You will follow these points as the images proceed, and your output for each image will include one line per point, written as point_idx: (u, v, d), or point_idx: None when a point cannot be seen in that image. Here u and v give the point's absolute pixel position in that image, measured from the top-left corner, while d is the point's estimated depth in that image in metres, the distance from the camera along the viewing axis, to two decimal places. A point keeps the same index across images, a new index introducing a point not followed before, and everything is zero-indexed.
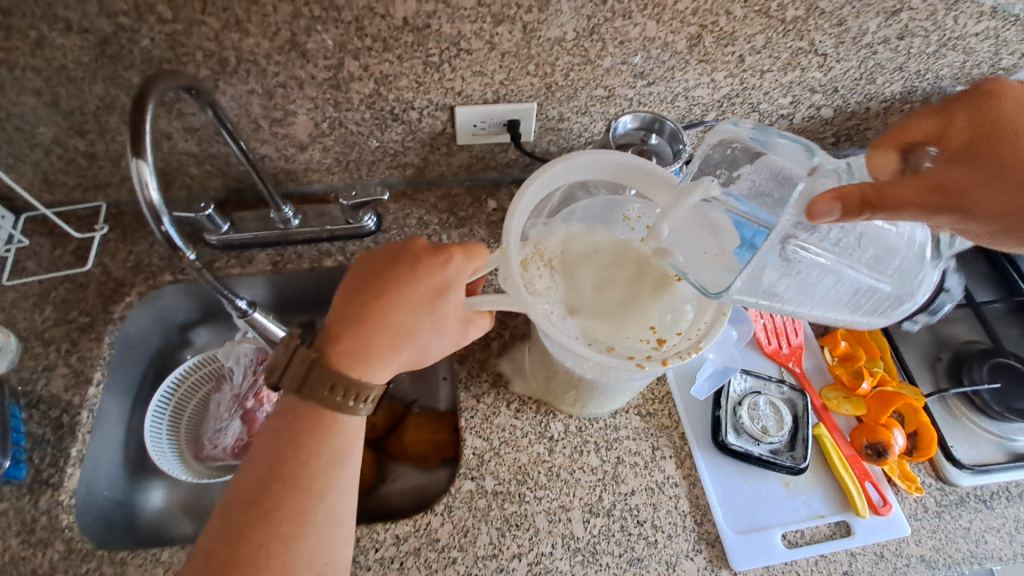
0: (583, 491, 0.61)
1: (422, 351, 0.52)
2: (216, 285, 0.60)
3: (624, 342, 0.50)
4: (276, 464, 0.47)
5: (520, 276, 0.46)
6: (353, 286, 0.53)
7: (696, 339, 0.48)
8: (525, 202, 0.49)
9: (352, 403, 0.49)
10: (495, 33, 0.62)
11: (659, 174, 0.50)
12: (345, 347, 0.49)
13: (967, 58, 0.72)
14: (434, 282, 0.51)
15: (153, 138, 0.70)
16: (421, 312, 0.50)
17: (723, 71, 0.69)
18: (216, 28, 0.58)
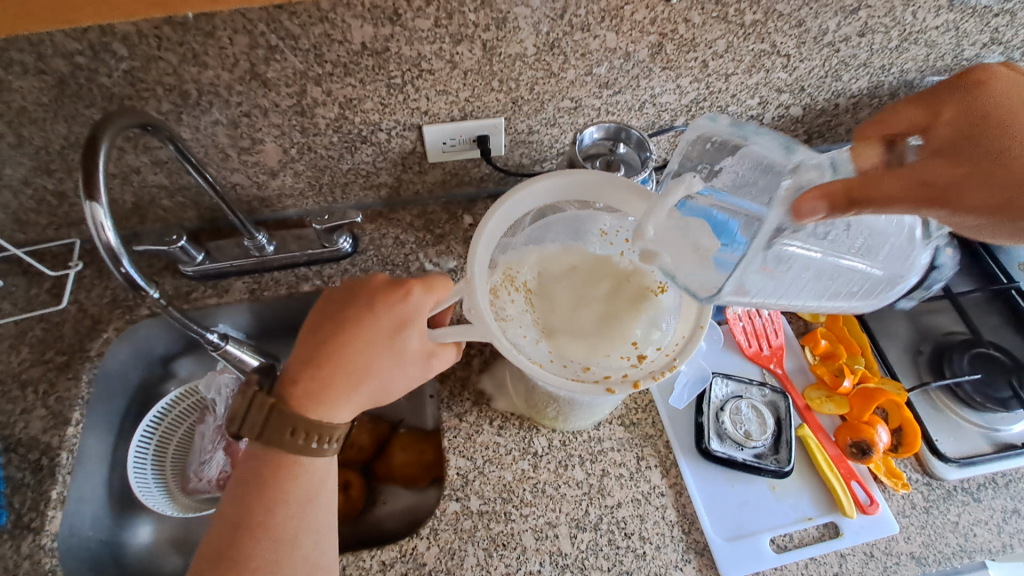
0: (569, 507, 0.60)
1: (384, 386, 0.52)
2: (182, 321, 0.61)
3: (602, 361, 0.48)
4: (242, 513, 0.48)
5: (485, 306, 0.45)
6: (314, 327, 0.53)
7: (672, 355, 0.45)
8: (491, 226, 0.47)
9: (315, 445, 0.50)
10: (455, 52, 0.62)
11: (631, 185, 0.48)
12: (304, 388, 0.50)
13: (930, 50, 0.73)
14: (393, 317, 0.51)
15: (122, 173, 0.70)
16: (379, 348, 0.51)
17: (688, 77, 0.70)
18: (175, 62, 0.58)
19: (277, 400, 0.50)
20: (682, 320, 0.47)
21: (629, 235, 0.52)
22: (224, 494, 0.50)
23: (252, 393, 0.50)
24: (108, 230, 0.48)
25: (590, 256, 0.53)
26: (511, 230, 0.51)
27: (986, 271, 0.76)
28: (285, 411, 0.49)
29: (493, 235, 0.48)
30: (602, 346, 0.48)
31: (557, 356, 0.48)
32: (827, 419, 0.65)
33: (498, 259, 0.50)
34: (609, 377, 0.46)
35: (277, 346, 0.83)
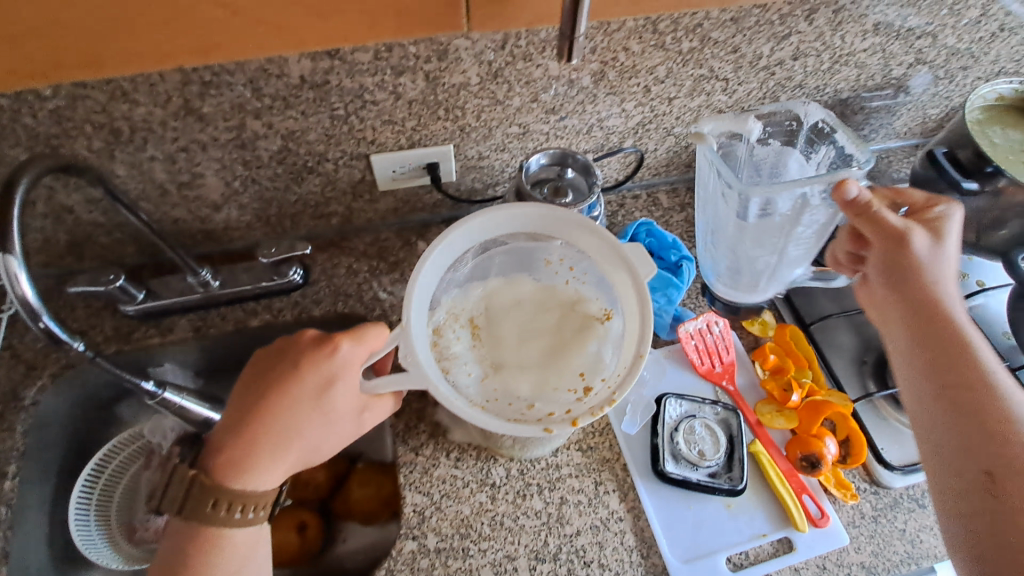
0: (527, 538, 0.60)
1: (316, 446, 0.50)
2: (113, 371, 0.56)
3: (548, 397, 0.47)
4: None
5: (421, 351, 0.44)
6: (244, 387, 0.52)
7: (613, 388, 0.44)
8: (428, 268, 0.47)
9: (240, 515, 0.48)
10: (397, 83, 0.61)
11: (570, 217, 0.47)
12: (227, 459, 0.48)
13: (860, 71, 0.76)
14: (321, 375, 0.50)
15: (55, 213, 0.67)
16: (306, 408, 0.49)
17: (632, 101, 0.71)
18: (102, 100, 0.55)
19: (198, 472, 0.48)
20: (624, 351, 0.46)
21: (573, 263, 0.51)
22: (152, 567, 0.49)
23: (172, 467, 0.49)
24: (24, 283, 0.46)
25: (534, 289, 0.52)
26: (453, 269, 0.50)
27: None
28: (207, 483, 0.47)
29: (431, 276, 0.47)
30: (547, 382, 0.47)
31: (501, 395, 0.47)
32: (779, 433, 0.66)
33: (441, 298, 0.50)
34: (551, 415, 0.45)
35: (229, 382, 0.80)
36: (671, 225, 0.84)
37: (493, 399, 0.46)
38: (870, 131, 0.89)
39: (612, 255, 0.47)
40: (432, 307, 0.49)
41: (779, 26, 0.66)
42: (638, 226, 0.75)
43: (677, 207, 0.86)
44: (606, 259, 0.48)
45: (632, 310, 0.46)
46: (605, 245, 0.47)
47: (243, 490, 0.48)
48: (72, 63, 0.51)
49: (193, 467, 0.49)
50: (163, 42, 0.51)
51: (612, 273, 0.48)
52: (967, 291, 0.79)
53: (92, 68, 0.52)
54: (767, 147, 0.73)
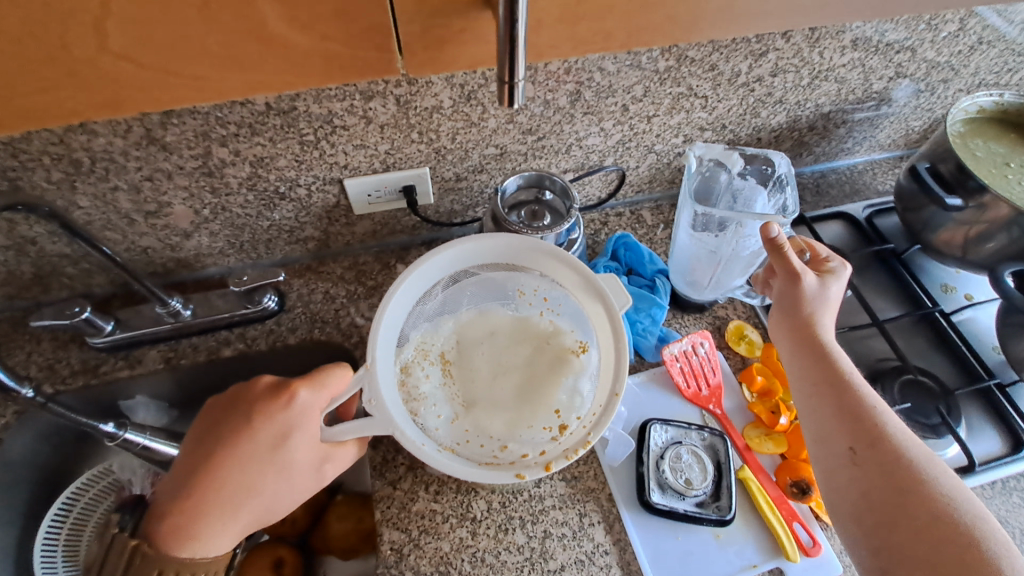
0: (510, 575, 0.57)
1: (271, 502, 0.48)
2: (66, 415, 0.57)
3: (522, 436, 0.45)
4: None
5: (386, 394, 0.42)
6: (195, 444, 0.49)
7: (587, 429, 0.42)
8: (396, 302, 0.45)
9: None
10: (368, 107, 0.60)
11: (542, 248, 0.46)
12: (174, 523, 0.46)
13: (841, 86, 0.75)
14: (275, 427, 0.47)
15: (17, 245, 0.65)
16: (259, 463, 0.47)
17: (610, 121, 0.70)
18: (60, 131, 0.53)
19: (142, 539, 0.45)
20: (600, 388, 0.44)
21: (548, 293, 0.50)
22: None
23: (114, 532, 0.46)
24: None
25: (507, 320, 0.50)
26: (422, 302, 0.48)
27: (911, 294, 0.78)
28: (150, 551, 0.44)
29: (397, 312, 0.45)
30: (520, 421, 0.45)
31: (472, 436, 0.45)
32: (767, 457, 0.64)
33: (410, 333, 0.48)
34: (525, 457, 0.43)
35: None
36: (655, 243, 0.83)
37: (464, 441, 0.44)
38: (853, 143, 0.88)
39: (585, 287, 0.46)
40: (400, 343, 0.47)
41: (757, 44, 0.65)
42: (615, 241, 0.76)
43: (661, 224, 0.85)
44: (581, 291, 0.46)
45: (607, 343, 0.45)
46: (580, 277, 0.46)
47: (192, 558, 0.45)
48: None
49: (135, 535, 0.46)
50: (84, 91, 0.48)
51: (587, 304, 0.47)
52: (956, 305, 0.78)
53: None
54: (745, 182, 0.74)
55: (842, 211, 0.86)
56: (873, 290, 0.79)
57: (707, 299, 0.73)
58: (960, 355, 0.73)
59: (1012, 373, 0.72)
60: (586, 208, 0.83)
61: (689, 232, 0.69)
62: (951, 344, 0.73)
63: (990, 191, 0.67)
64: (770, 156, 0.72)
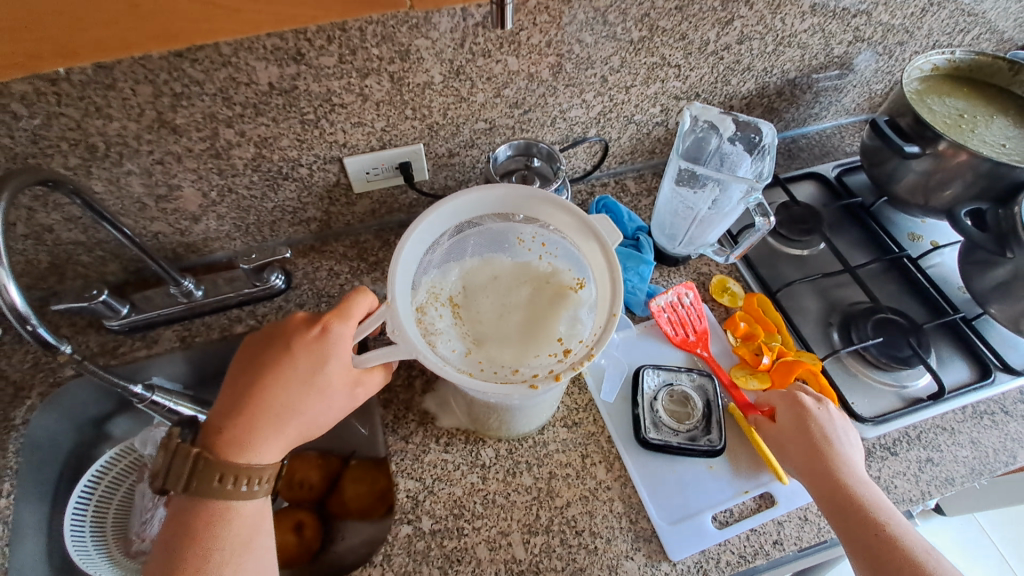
0: (520, 513, 0.61)
1: (315, 419, 0.53)
2: (103, 377, 0.60)
3: (531, 362, 0.50)
4: (170, 566, 0.47)
5: (408, 326, 0.46)
6: (240, 372, 0.53)
7: (590, 345, 0.47)
8: (409, 248, 0.49)
9: (243, 488, 0.49)
10: (364, 85, 0.64)
11: (538, 194, 0.51)
12: (230, 436, 0.50)
13: (804, 52, 0.81)
14: (313, 354, 0.52)
15: (34, 233, 0.68)
16: (299, 386, 0.51)
17: (591, 92, 0.74)
18: (77, 117, 0.57)
19: (202, 449, 0.49)
20: (598, 313, 0.49)
21: (545, 239, 0.55)
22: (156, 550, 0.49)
23: (173, 446, 0.49)
24: (13, 290, 0.46)
25: (509, 265, 0.56)
26: (430, 252, 0.53)
27: (881, 244, 0.84)
28: (212, 460, 0.48)
29: (411, 257, 0.50)
30: (528, 350, 0.50)
31: (486, 365, 0.49)
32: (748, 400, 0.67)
33: (422, 280, 0.52)
34: (536, 376, 0.48)
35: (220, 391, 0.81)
36: (640, 210, 0.87)
37: (479, 369, 0.49)
38: (820, 109, 0.94)
39: (579, 226, 0.51)
40: (414, 288, 0.52)
41: (722, 12, 0.70)
42: (597, 204, 0.80)
43: (644, 192, 0.89)
44: (576, 232, 0.51)
45: (602, 273, 0.50)
46: (575, 218, 0.51)
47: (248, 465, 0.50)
48: (48, 52, 0.50)
49: (196, 446, 0.50)
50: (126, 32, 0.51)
51: (581, 242, 0.52)
52: (923, 252, 0.84)
53: (67, 57, 0.51)
54: (734, 147, 0.75)
55: (814, 172, 0.91)
56: (845, 243, 0.85)
57: (681, 253, 0.77)
58: (928, 295, 0.78)
59: (977, 309, 0.79)
60: (573, 180, 0.88)
61: (673, 184, 0.72)
62: (918, 286, 0.79)
63: (944, 139, 0.72)
64: (760, 125, 0.73)
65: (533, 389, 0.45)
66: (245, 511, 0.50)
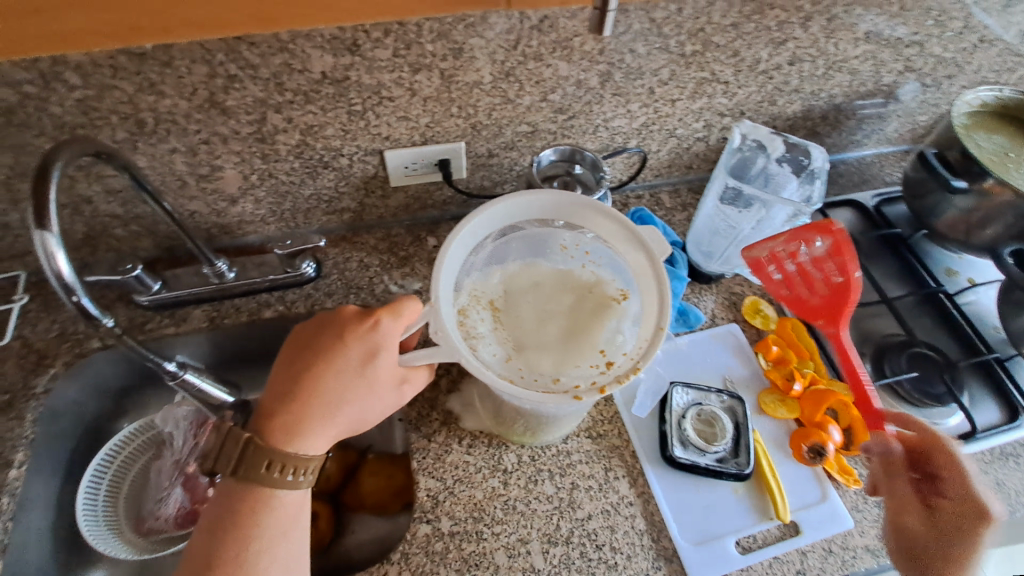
0: (540, 522, 0.61)
1: (362, 412, 0.53)
2: (140, 352, 0.58)
3: (572, 371, 0.49)
4: (215, 549, 0.47)
5: (451, 327, 0.47)
6: (287, 361, 0.54)
7: (635, 360, 0.47)
8: (454, 248, 0.50)
9: (289, 478, 0.49)
10: (414, 80, 0.64)
11: (585, 202, 0.51)
12: (281, 421, 0.50)
13: (853, 78, 0.80)
14: (365, 346, 0.52)
15: (73, 203, 0.68)
16: (350, 378, 0.51)
17: (637, 103, 0.74)
18: (130, 91, 0.57)
19: (253, 434, 0.49)
20: (642, 326, 0.49)
21: (589, 247, 0.55)
22: (199, 530, 0.49)
23: (225, 429, 0.50)
24: (60, 259, 0.46)
25: (551, 271, 0.55)
26: (472, 254, 0.53)
27: (917, 277, 0.82)
28: (262, 445, 0.48)
29: (455, 257, 0.50)
30: (571, 358, 0.50)
31: (529, 373, 0.49)
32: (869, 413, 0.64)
33: (463, 281, 0.52)
34: (578, 386, 0.48)
35: (242, 374, 0.81)
36: (674, 224, 0.86)
37: (522, 375, 0.48)
38: (862, 136, 0.93)
39: (626, 237, 0.51)
40: (456, 289, 0.52)
41: (777, 32, 0.69)
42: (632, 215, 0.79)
43: (679, 207, 0.88)
44: (621, 240, 0.52)
45: (649, 285, 0.50)
46: (621, 227, 0.51)
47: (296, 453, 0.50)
48: (150, 27, 0.52)
49: (246, 430, 0.50)
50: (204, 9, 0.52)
51: (627, 252, 0.52)
52: (959, 288, 0.82)
53: (166, 34, 0.53)
54: (781, 169, 0.75)
55: (852, 199, 0.90)
56: (881, 273, 0.83)
57: (716, 271, 0.77)
58: (963, 332, 0.77)
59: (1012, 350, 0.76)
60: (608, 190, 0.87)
61: (716, 202, 0.73)
62: (953, 323, 0.78)
63: (992, 176, 0.71)
64: (809, 148, 0.74)
65: (578, 400, 0.45)
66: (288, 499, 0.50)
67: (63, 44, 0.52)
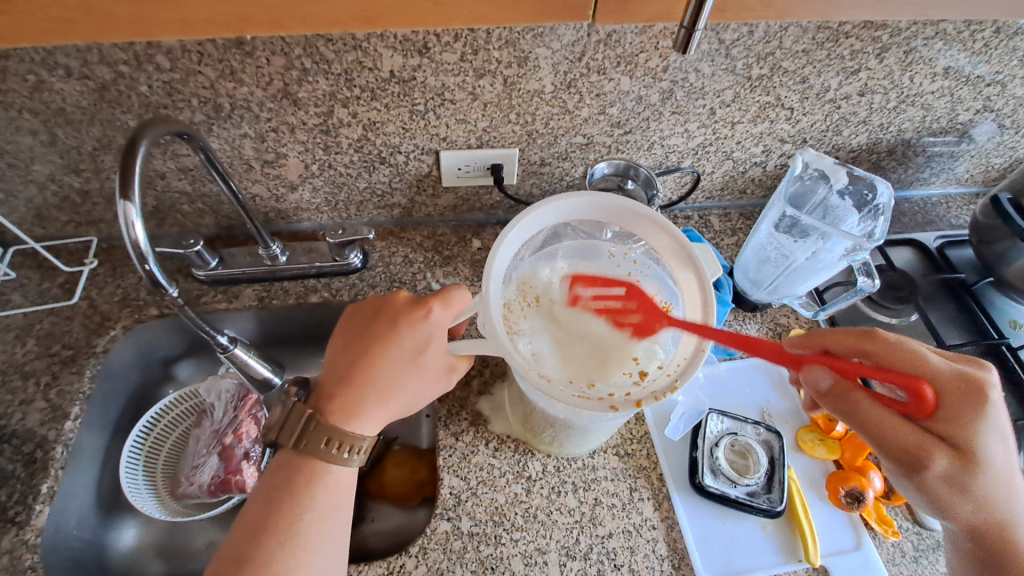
0: (560, 534, 0.60)
1: (412, 398, 0.55)
2: (196, 321, 0.61)
3: (607, 379, 0.52)
4: (266, 519, 0.48)
5: (497, 321, 0.51)
6: (344, 343, 0.56)
7: (673, 378, 0.49)
8: (508, 242, 0.54)
9: (343, 455, 0.51)
10: (477, 85, 0.65)
11: (643, 211, 0.55)
12: (339, 405, 0.52)
13: (926, 113, 0.77)
14: (418, 335, 0.54)
15: (148, 178, 0.72)
16: (405, 365, 0.54)
17: (696, 122, 0.73)
18: (212, 77, 0.61)
19: (313, 412, 0.51)
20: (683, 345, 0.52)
21: (637, 257, 0.59)
22: (249, 498, 0.50)
23: (289, 404, 0.52)
24: (138, 228, 0.50)
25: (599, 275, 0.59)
26: (525, 247, 0.57)
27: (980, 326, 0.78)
28: (320, 423, 0.51)
29: (509, 251, 0.54)
30: (609, 366, 0.53)
31: (564, 374, 0.53)
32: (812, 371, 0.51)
33: (513, 274, 0.57)
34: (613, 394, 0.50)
35: (283, 353, 0.84)
36: (721, 248, 0.85)
37: (559, 375, 0.52)
38: (930, 174, 0.89)
39: (676, 252, 0.55)
40: (505, 283, 0.56)
41: (850, 61, 0.67)
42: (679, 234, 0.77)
43: (728, 231, 0.87)
44: (675, 255, 0.55)
45: (694, 302, 0.53)
46: (678, 241, 0.54)
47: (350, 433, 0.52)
48: (260, 19, 0.51)
49: (307, 407, 0.52)
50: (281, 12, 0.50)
51: (679, 266, 0.55)
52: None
53: (274, 27, 0.51)
54: (843, 202, 0.73)
55: (913, 238, 0.87)
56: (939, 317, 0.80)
57: (762, 299, 0.75)
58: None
59: None
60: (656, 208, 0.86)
61: (771, 228, 0.71)
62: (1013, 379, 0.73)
63: None
64: (875, 182, 0.71)
65: (614, 410, 0.46)
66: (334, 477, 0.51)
67: (174, 30, 0.50)
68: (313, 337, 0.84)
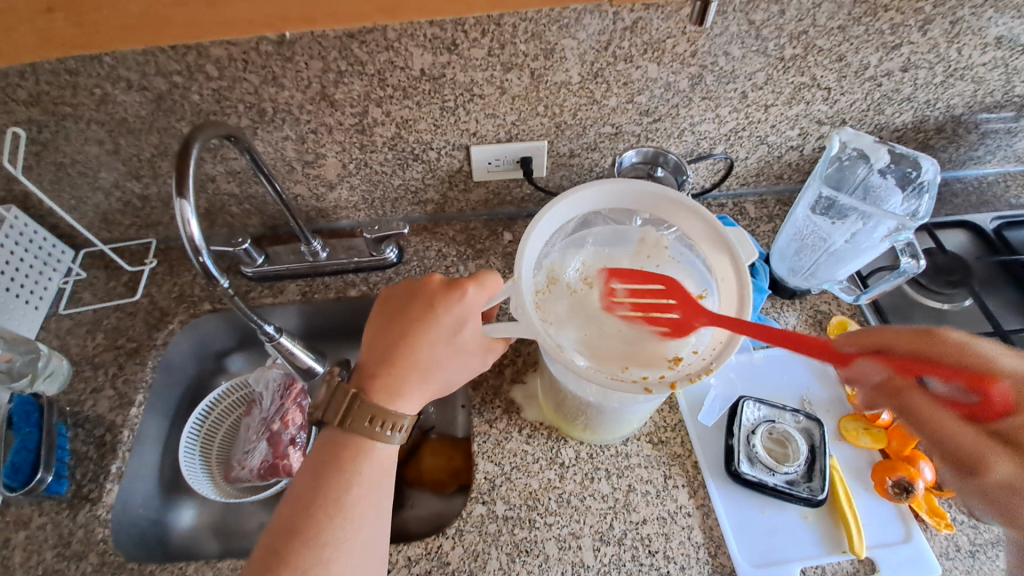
0: (593, 519, 0.61)
1: (450, 378, 0.57)
2: (247, 313, 0.65)
3: (640, 364, 0.53)
4: (314, 494, 0.50)
5: (530, 305, 0.52)
6: (381, 327, 0.58)
7: (708, 360, 0.49)
8: (536, 233, 0.55)
9: (387, 433, 0.53)
10: (505, 79, 0.66)
11: (674, 197, 0.55)
12: (382, 384, 0.54)
13: (977, 87, 0.72)
14: (454, 318, 0.56)
15: (200, 181, 0.77)
16: (443, 347, 0.56)
17: (727, 107, 0.72)
18: (256, 83, 0.65)
19: (357, 391, 0.54)
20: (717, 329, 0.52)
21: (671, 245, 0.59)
22: (297, 475, 0.53)
23: (334, 384, 0.55)
24: (193, 224, 0.53)
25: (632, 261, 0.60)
26: (554, 236, 0.59)
27: None
28: (364, 401, 0.53)
29: (538, 241, 0.55)
30: (641, 353, 0.54)
31: (598, 361, 0.53)
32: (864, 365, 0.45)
33: (543, 261, 0.58)
34: (647, 378, 0.50)
35: (324, 344, 0.88)
36: (758, 235, 0.83)
37: (588, 361, 0.53)
38: (985, 152, 0.84)
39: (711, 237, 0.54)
40: (536, 269, 0.58)
41: (890, 36, 0.65)
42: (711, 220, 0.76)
43: (764, 218, 0.85)
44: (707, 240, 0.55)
45: (729, 287, 0.53)
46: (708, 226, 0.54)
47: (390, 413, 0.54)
48: (295, 16, 0.58)
49: (351, 387, 0.54)
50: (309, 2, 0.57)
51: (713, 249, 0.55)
52: None
53: (308, 22, 0.59)
54: (884, 181, 0.71)
55: (966, 221, 0.82)
56: (996, 302, 0.75)
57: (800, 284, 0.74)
58: None
59: None
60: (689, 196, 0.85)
61: (807, 212, 0.70)
62: None
63: None
64: (920, 159, 0.68)
65: (649, 392, 0.47)
66: (375, 456, 0.53)
67: (220, 30, 0.59)
68: (352, 328, 0.87)
